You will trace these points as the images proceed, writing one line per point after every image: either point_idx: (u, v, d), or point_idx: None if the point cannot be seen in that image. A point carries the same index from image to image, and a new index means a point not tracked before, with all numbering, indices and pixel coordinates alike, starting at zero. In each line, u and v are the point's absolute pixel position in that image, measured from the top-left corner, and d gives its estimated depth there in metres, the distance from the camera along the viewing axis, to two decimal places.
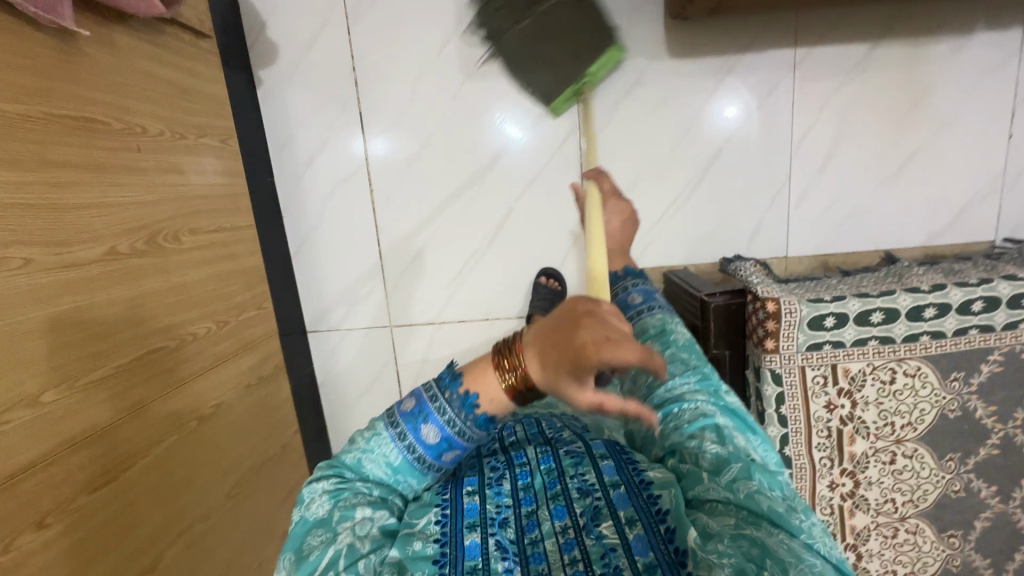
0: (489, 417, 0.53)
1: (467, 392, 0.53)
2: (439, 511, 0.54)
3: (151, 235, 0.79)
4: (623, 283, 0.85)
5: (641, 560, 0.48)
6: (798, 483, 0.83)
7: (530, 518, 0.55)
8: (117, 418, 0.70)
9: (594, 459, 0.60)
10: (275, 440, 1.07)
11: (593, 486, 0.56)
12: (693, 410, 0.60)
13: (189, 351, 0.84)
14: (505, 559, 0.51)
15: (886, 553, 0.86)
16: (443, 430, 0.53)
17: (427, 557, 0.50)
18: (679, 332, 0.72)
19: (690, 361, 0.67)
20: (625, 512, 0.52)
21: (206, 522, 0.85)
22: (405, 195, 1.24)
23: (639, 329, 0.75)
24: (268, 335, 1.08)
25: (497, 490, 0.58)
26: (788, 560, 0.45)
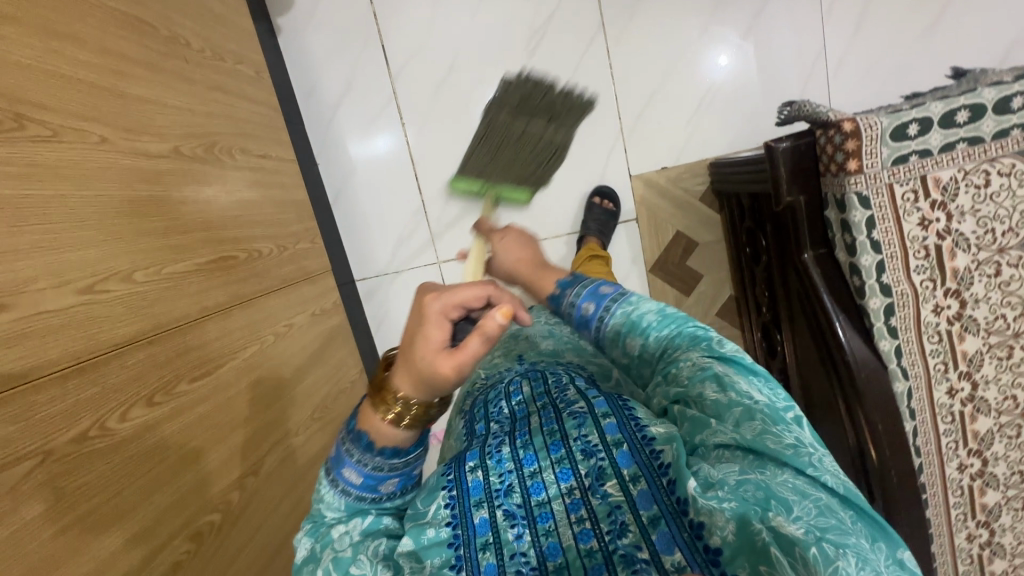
0: (393, 449, 0.49)
1: (360, 433, 0.49)
2: (446, 493, 0.51)
3: (209, 146, 0.78)
4: (566, 299, 0.69)
5: (645, 514, 0.46)
6: (901, 312, 0.80)
7: (535, 480, 0.51)
8: (204, 315, 0.68)
9: (597, 415, 0.54)
10: (346, 374, 1.06)
11: (597, 444, 0.51)
12: (691, 365, 0.54)
13: (256, 267, 0.83)
14: (515, 525, 0.48)
15: (1003, 377, 0.82)
16: (360, 471, 0.49)
17: (441, 542, 0.47)
18: (652, 310, 0.62)
19: (674, 334, 0.59)
20: (630, 469, 0.49)
21: (297, 439, 0.84)
22: (434, 131, 1.22)
23: (609, 337, 0.63)
24: (324, 270, 1.06)
25: (500, 456, 0.54)
26: (791, 498, 0.43)
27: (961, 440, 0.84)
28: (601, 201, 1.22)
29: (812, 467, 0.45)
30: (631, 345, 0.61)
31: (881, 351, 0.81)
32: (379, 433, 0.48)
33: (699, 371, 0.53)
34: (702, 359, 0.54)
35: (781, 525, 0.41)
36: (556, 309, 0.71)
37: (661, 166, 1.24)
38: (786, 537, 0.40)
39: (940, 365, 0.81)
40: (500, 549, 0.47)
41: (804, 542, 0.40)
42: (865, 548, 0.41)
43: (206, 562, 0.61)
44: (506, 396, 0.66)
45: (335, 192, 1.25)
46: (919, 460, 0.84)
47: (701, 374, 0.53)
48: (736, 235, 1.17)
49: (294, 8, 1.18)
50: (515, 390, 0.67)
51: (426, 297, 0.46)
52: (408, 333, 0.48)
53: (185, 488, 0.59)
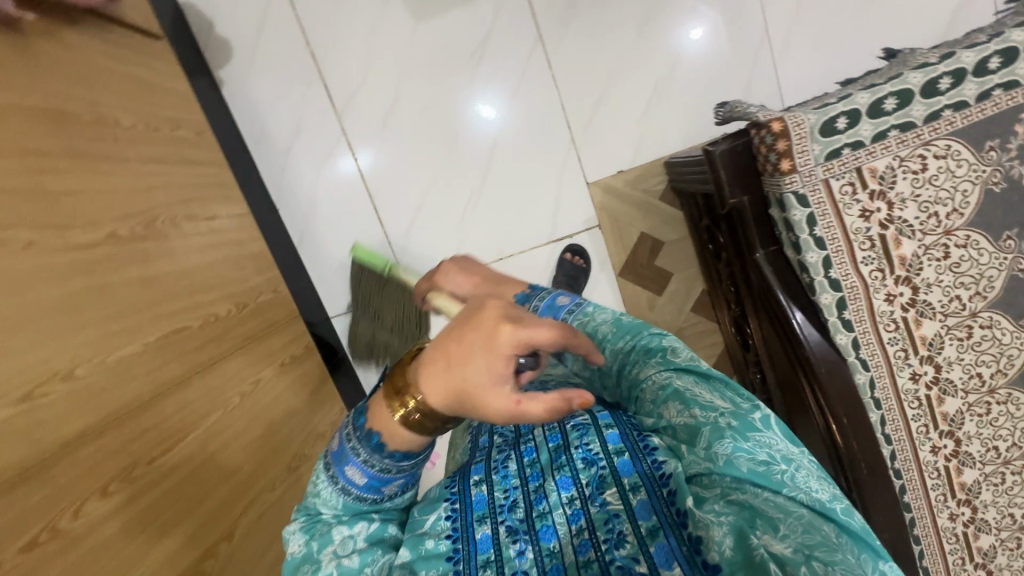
0: (404, 454, 0.48)
1: (370, 432, 0.48)
2: (448, 505, 0.54)
3: (149, 221, 0.79)
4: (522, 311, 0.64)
5: (644, 524, 0.47)
6: (853, 305, 0.79)
7: (537, 493, 0.53)
8: (158, 393, 0.70)
9: (599, 425, 0.55)
10: (324, 417, 1.08)
11: (598, 453, 0.53)
12: (653, 386, 0.54)
13: (214, 332, 0.85)
14: (517, 541, 0.50)
15: (966, 357, 0.81)
16: (364, 470, 0.49)
17: (441, 554, 0.50)
18: (606, 321, 0.59)
19: (627, 347, 0.57)
20: (631, 478, 0.50)
21: (274, 493, 0.86)
22: (387, 161, 1.23)
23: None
24: (291, 317, 1.08)
25: (504, 472, 0.56)
26: (777, 515, 0.44)
27: (930, 423, 0.84)
28: (572, 257, 1.26)
29: (787, 484, 0.46)
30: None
31: (839, 345, 0.81)
32: (392, 435, 0.47)
33: (661, 392, 0.53)
34: (662, 377, 0.53)
35: (770, 543, 0.43)
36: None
37: (618, 168, 1.23)
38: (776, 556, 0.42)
39: (900, 353, 0.81)
40: (502, 567, 0.49)
41: (792, 562, 0.41)
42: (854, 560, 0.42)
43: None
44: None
45: (298, 234, 1.25)
46: (890, 448, 0.84)
47: (664, 396, 0.52)
48: (698, 231, 1.16)
49: (233, 57, 1.18)
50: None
51: (500, 326, 0.41)
52: (462, 345, 0.43)
53: (153, 567, 0.62)
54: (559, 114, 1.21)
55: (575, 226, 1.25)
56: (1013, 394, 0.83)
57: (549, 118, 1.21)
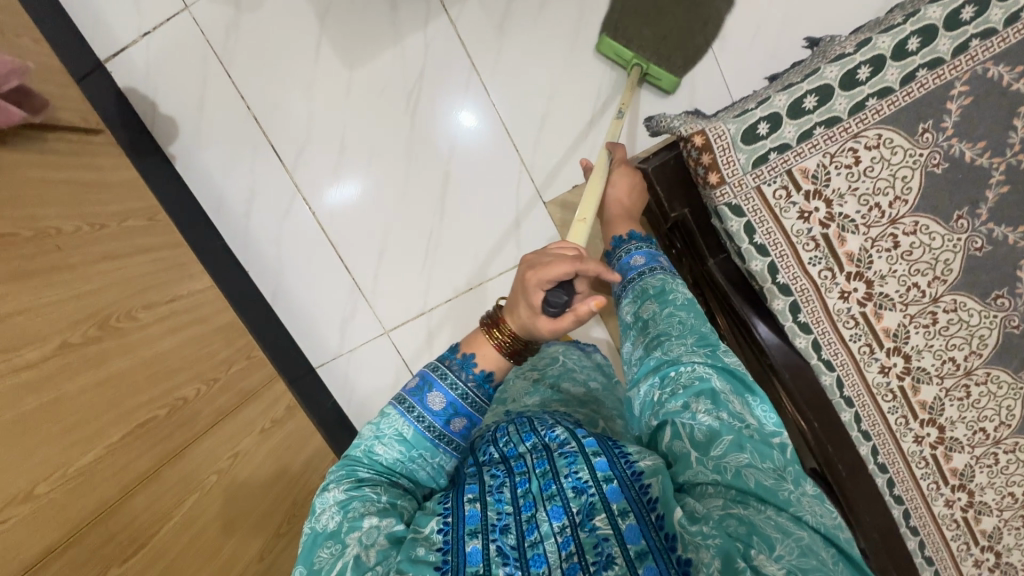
0: (485, 374, 0.65)
1: (465, 355, 0.66)
2: (441, 518, 0.55)
3: (104, 320, 0.82)
4: (625, 245, 0.81)
5: (633, 548, 0.49)
6: (807, 308, 0.77)
7: (529, 521, 0.53)
8: (127, 491, 0.72)
9: (588, 453, 0.57)
10: (313, 471, 1.11)
11: (588, 480, 0.54)
12: (689, 374, 0.62)
13: (186, 414, 0.87)
14: (506, 564, 0.51)
15: (935, 343, 0.78)
16: (448, 394, 0.64)
17: (428, 562, 0.51)
18: (678, 292, 0.73)
19: (686, 322, 0.69)
20: (619, 504, 0.52)
21: (262, 563, 0.89)
22: (344, 208, 1.24)
23: (638, 291, 0.76)
24: (269, 379, 1.11)
25: (498, 496, 0.56)
26: (774, 535, 0.49)
27: (909, 413, 0.81)
28: None
29: (793, 504, 0.52)
30: (648, 309, 0.73)
31: (799, 348, 0.79)
32: (485, 359, 0.65)
33: (697, 383, 0.61)
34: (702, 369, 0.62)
35: (764, 564, 0.46)
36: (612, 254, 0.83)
37: (572, 185, 1.22)
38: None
39: (865, 348, 0.78)
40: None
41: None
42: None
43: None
44: (493, 443, 0.66)
45: (271, 292, 1.29)
46: (869, 444, 0.82)
47: (697, 385, 0.60)
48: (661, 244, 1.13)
49: (181, 131, 1.21)
50: (502, 434, 0.66)
51: (527, 275, 0.61)
52: (515, 290, 0.64)
53: None
54: (505, 137, 1.21)
55: (537, 248, 1.25)
56: (992, 373, 0.79)
57: (498, 138, 1.21)
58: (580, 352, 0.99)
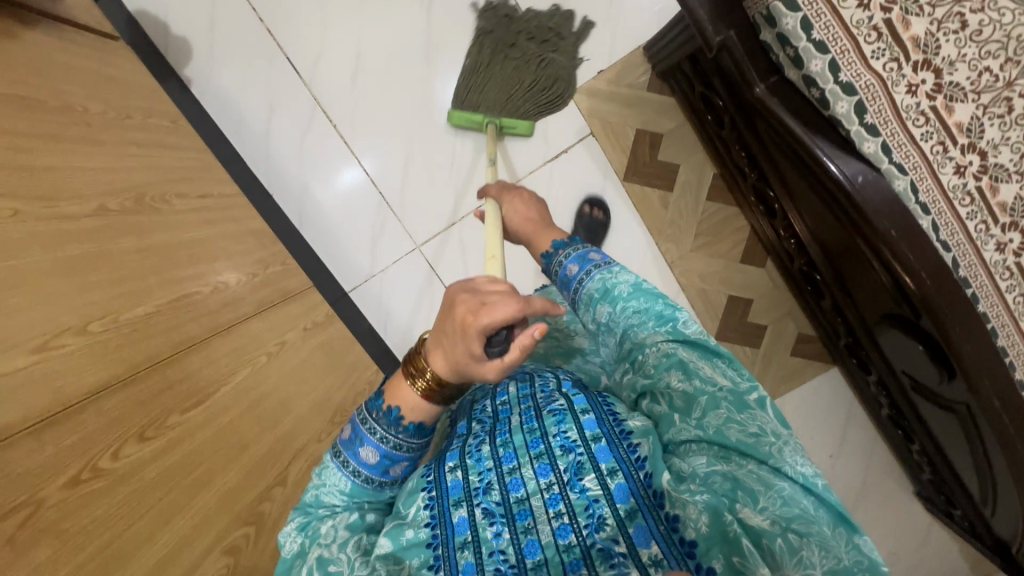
0: (418, 424, 0.59)
1: (390, 409, 0.59)
2: (425, 495, 0.57)
3: (138, 197, 0.79)
4: (556, 260, 0.77)
5: (622, 507, 0.52)
6: (873, 107, 0.73)
7: (513, 476, 0.56)
8: (179, 351, 0.69)
9: (576, 411, 0.59)
10: (359, 376, 1.06)
11: (576, 440, 0.56)
12: (657, 352, 0.62)
13: (228, 297, 0.84)
14: (493, 523, 0.54)
15: (1013, 135, 0.73)
16: (379, 448, 0.58)
17: (421, 542, 0.54)
18: (622, 284, 0.69)
19: (642, 308, 0.66)
20: (608, 463, 0.54)
21: (323, 444, 0.85)
22: (367, 120, 1.23)
23: (585, 300, 0.71)
24: (305, 287, 1.08)
25: (478, 455, 0.59)
26: (758, 489, 0.49)
27: (988, 218, 0.77)
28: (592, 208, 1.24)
29: (773, 456, 0.51)
30: (601, 314, 0.68)
31: (865, 155, 0.75)
32: (413, 412, 0.59)
33: (665, 359, 0.60)
34: (667, 346, 0.62)
35: (748, 516, 0.48)
36: (548, 268, 0.80)
37: (597, 71, 1.20)
38: (753, 528, 0.47)
39: (938, 147, 0.74)
40: (479, 547, 0.52)
41: (769, 533, 0.47)
42: (828, 534, 0.47)
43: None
44: (490, 397, 0.68)
45: (297, 215, 1.26)
46: (950, 255, 0.77)
47: (666, 361, 0.60)
48: (698, 117, 1.13)
49: (195, 54, 1.20)
50: (501, 390, 0.68)
51: (467, 318, 0.53)
52: (447, 332, 0.56)
53: (202, 512, 0.59)
54: None
55: (566, 140, 1.22)
56: None
57: None
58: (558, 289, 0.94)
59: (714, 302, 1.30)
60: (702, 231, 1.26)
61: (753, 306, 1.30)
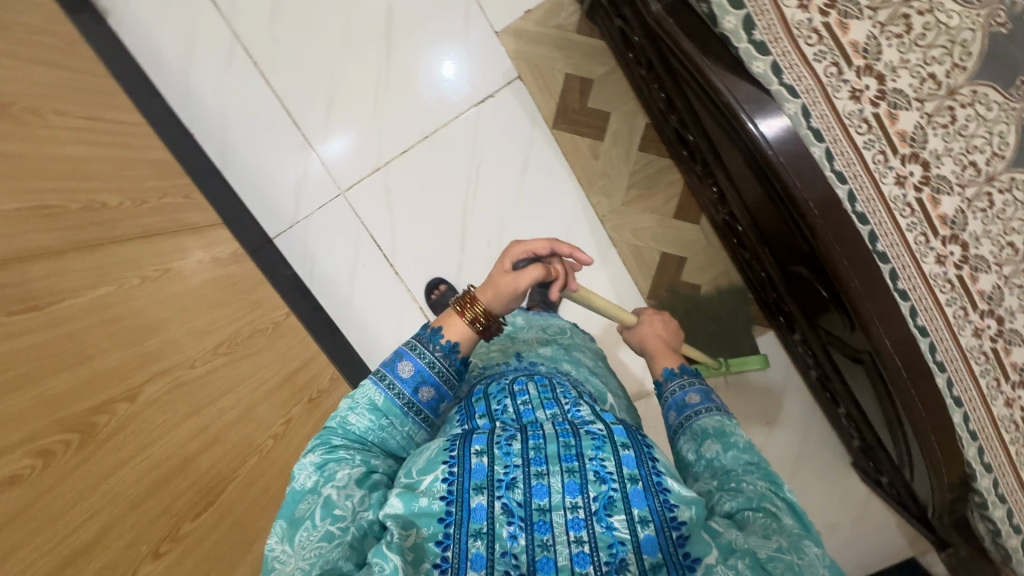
0: (455, 344, 0.61)
1: (434, 328, 0.62)
2: (446, 469, 0.50)
3: (5, 105, 0.74)
4: (676, 380, 0.71)
5: (648, 560, 0.46)
6: (762, 23, 0.69)
7: (539, 482, 0.49)
8: (22, 255, 0.66)
9: (616, 443, 0.52)
10: (262, 316, 1.03)
11: (612, 473, 0.50)
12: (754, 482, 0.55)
13: (101, 216, 0.82)
14: (511, 523, 0.47)
15: (910, 59, 0.70)
16: (417, 363, 0.59)
17: (433, 514, 0.48)
18: (742, 435, 0.62)
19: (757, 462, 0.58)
20: (640, 510, 0.48)
21: (195, 370, 0.81)
22: (289, 59, 1.19)
23: (694, 430, 0.64)
24: (210, 223, 1.07)
25: (507, 449, 0.52)
26: None
27: (887, 148, 0.72)
28: None
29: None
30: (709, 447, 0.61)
31: (756, 76, 0.71)
32: (451, 328, 0.62)
33: (760, 488, 0.54)
34: (767, 486, 0.55)
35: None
36: (659, 393, 0.73)
37: (525, 12, 1.16)
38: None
39: (832, 69, 0.70)
40: (493, 543, 0.46)
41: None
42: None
43: (35, 502, 0.54)
44: (510, 396, 0.60)
45: (220, 157, 1.23)
46: (845, 188, 0.72)
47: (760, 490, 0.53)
48: (623, 59, 1.08)
49: None
50: (518, 387, 0.62)
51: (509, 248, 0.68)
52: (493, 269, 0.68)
53: (16, 408, 0.56)
54: (435, 14, 1.17)
55: (492, 84, 1.18)
56: (979, 92, 0.70)
57: None
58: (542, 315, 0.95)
59: (646, 258, 1.26)
60: (634, 185, 1.22)
61: (686, 265, 1.27)
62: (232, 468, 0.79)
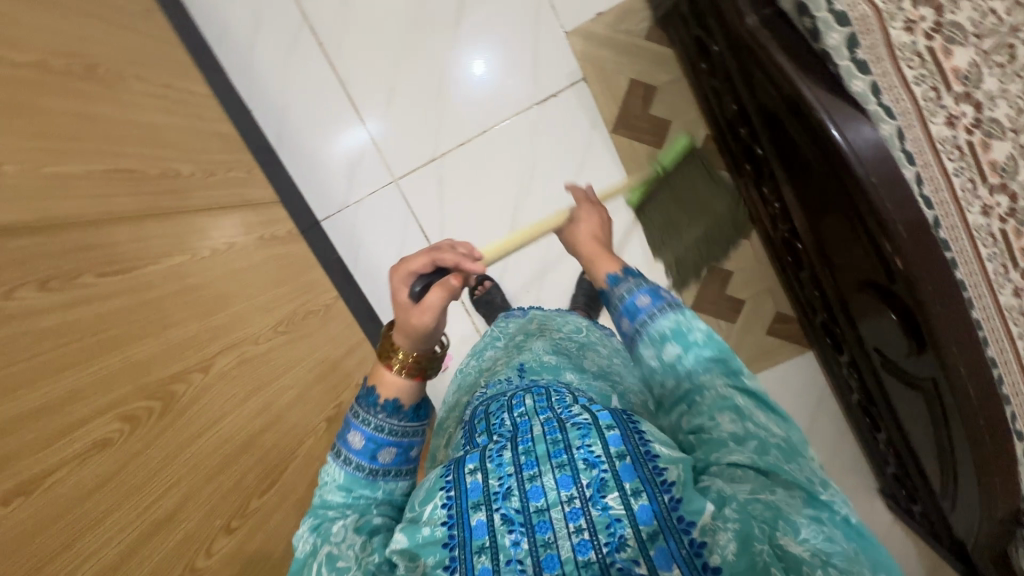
0: (395, 403, 0.57)
1: (369, 390, 0.59)
2: (443, 494, 0.46)
3: (90, 68, 0.75)
4: (623, 286, 0.61)
5: (646, 529, 0.41)
6: (866, 42, 0.69)
7: (534, 484, 0.44)
8: (106, 219, 0.66)
9: (601, 425, 0.47)
10: (315, 297, 1.03)
11: (601, 455, 0.44)
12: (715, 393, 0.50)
13: (176, 184, 0.82)
14: (512, 531, 0.42)
15: (1011, 89, 0.71)
16: (364, 429, 0.56)
17: (437, 540, 0.43)
18: (700, 328, 0.56)
19: (716, 358, 0.54)
20: (631, 483, 0.43)
21: (259, 346, 0.81)
22: (354, 42, 1.19)
23: (653, 335, 0.56)
24: (270, 200, 1.06)
25: (499, 460, 0.46)
26: (806, 524, 0.40)
27: (976, 177, 0.72)
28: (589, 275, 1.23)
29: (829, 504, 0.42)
30: (667, 353, 0.54)
31: (853, 94, 0.71)
32: (384, 388, 0.58)
33: (723, 399, 0.50)
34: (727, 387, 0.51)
35: (788, 544, 0.39)
36: (607, 295, 0.63)
37: (595, 13, 1.16)
38: (792, 558, 0.39)
39: (930, 94, 0.70)
40: (497, 554, 0.42)
41: (810, 564, 0.38)
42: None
43: (125, 467, 0.54)
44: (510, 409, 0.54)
45: (276, 136, 1.22)
46: (932, 214, 0.71)
47: (724, 402, 0.49)
48: (693, 69, 1.08)
49: None
50: (516, 400, 0.54)
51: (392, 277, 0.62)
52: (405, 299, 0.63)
53: (105, 371, 0.56)
54: (505, 10, 1.16)
55: (556, 83, 1.18)
56: None
57: None
58: (559, 317, 0.91)
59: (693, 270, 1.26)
60: None
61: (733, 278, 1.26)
62: (294, 449, 0.79)
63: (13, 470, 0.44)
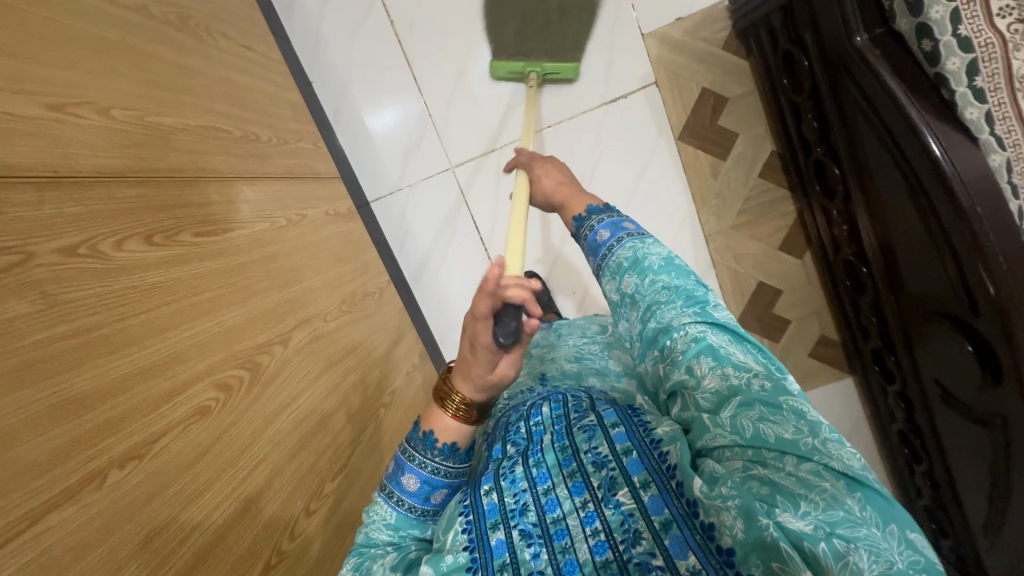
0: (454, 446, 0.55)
1: (425, 434, 0.56)
2: (463, 518, 0.50)
3: (183, 19, 0.71)
4: (587, 224, 0.70)
5: (657, 519, 0.44)
6: (987, 69, 0.70)
7: (548, 496, 0.49)
8: (197, 176, 0.62)
9: (605, 425, 0.52)
10: (371, 278, 1.00)
11: (607, 455, 0.49)
12: (685, 336, 0.52)
13: (256, 149, 0.78)
14: (531, 544, 0.46)
15: None
16: (419, 474, 0.54)
17: (461, 566, 0.46)
18: (654, 254, 0.61)
19: (675, 285, 0.57)
20: (639, 475, 0.47)
21: (327, 324, 0.78)
22: (425, 22, 1.16)
23: (612, 267, 0.63)
24: (331, 176, 1.03)
25: (512, 475, 0.52)
26: (798, 492, 0.40)
27: None
28: None
29: (817, 451, 0.42)
30: (628, 283, 0.60)
31: (966, 122, 0.71)
32: (446, 433, 0.55)
33: (694, 344, 0.51)
34: (697, 329, 0.52)
35: (787, 521, 0.39)
36: (577, 234, 0.72)
37: (676, 18, 1.15)
38: (793, 533, 0.38)
39: None
40: (519, 569, 0.45)
41: (812, 538, 0.38)
42: (878, 537, 0.38)
43: (221, 438, 0.51)
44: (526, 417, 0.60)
45: (334, 111, 1.20)
46: None
47: (696, 348, 0.50)
48: (773, 84, 1.08)
49: None
50: (533, 410, 0.60)
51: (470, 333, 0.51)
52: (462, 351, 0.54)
53: (200, 337, 0.52)
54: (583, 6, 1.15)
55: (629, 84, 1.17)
56: None
57: None
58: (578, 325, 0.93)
59: (743, 285, 1.24)
60: (746, 210, 1.21)
61: (781, 297, 1.25)
62: (357, 434, 0.77)
63: (128, 431, 0.42)
